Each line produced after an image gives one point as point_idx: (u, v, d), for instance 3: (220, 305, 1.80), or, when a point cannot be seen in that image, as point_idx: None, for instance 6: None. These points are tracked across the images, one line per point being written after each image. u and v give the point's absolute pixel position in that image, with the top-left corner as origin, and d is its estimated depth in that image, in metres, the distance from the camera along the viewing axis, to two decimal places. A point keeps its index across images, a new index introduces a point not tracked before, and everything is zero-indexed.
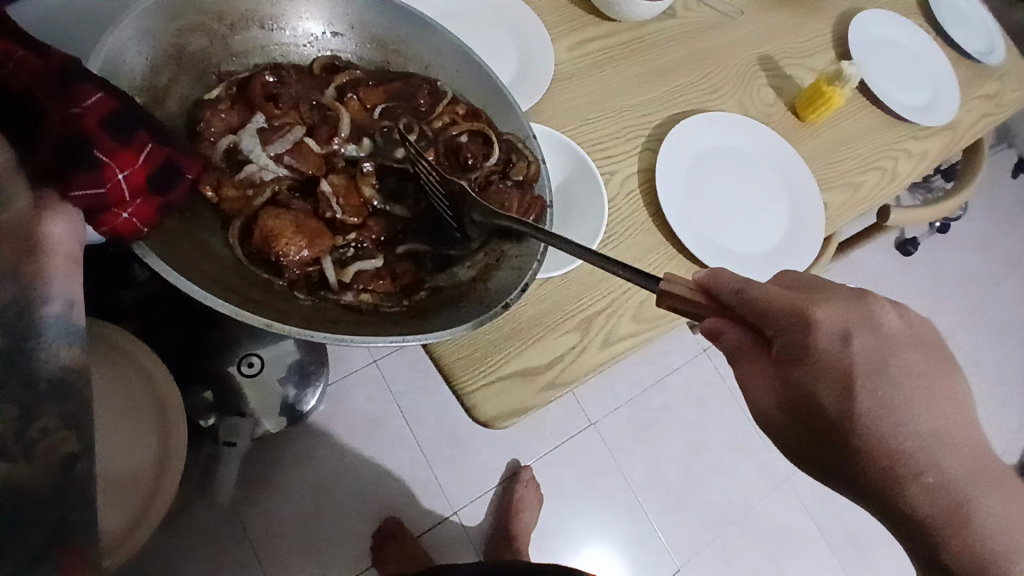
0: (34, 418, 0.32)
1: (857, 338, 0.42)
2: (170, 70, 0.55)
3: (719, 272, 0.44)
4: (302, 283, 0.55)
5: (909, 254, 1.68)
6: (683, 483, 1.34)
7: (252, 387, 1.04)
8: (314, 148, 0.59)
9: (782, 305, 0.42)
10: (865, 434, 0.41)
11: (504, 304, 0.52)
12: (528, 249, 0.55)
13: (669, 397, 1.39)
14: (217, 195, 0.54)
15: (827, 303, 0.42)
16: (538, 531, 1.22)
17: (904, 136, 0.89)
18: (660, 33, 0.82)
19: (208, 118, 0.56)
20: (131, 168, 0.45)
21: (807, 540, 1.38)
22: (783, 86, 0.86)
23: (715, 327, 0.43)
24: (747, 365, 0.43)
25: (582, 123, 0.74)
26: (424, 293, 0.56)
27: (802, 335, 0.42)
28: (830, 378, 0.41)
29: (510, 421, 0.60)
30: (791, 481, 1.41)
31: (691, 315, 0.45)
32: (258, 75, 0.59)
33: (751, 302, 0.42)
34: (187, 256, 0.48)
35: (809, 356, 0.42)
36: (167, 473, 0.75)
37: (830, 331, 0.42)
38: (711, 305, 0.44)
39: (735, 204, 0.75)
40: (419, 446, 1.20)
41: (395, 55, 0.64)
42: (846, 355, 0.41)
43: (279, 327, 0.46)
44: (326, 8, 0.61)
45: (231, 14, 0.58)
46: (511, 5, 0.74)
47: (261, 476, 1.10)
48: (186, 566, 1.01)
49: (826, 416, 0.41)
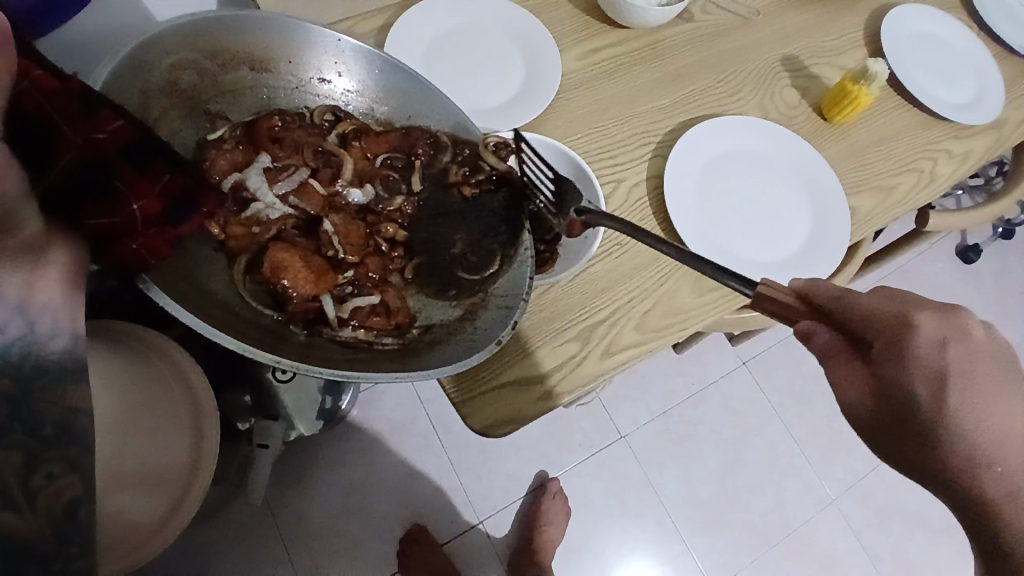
0: (39, 464, 0.32)
1: (956, 347, 0.39)
2: (163, 103, 0.56)
3: (816, 282, 0.44)
4: (294, 323, 0.55)
5: (970, 262, 1.56)
6: (719, 502, 1.28)
7: (288, 393, 1.06)
8: (317, 188, 0.61)
9: (883, 308, 0.41)
10: (948, 440, 0.39)
11: (497, 342, 0.54)
12: (513, 291, 0.57)
13: (705, 411, 1.34)
14: (223, 233, 0.56)
15: (927, 309, 0.40)
16: (565, 544, 1.20)
17: (943, 135, 0.83)
18: (675, 37, 0.81)
19: (213, 158, 0.59)
20: (145, 199, 0.48)
21: (855, 568, 1.30)
22: (807, 87, 0.82)
23: (807, 329, 0.42)
24: (836, 366, 0.42)
25: (589, 131, 0.73)
26: (418, 330, 0.58)
27: (902, 335, 0.40)
28: (924, 378, 0.39)
29: (504, 430, 0.59)
30: (838, 503, 1.33)
31: (784, 319, 0.44)
32: (263, 119, 0.61)
33: (849, 306, 0.41)
34: (191, 299, 0.50)
35: (909, 355, 0.39)
36: (197, 478, 0.74)
37: (929, 339, 0.39)
38: (807, 312, 0.43)
39: (752, 209, 0.72)
40: (446, 453, 1.21)
41: (382, 103, 0.65)
42: (943, 359, 0.39)
43: (287, 364, 0.49)
44: (319, 59, 0.63)
45: (224, 54, 0.59)
46: (519, 16, 0.75)
47: (296, 474, 1.14)
48: (223, 558, 1.07)
49: (915, 414, 0.39)
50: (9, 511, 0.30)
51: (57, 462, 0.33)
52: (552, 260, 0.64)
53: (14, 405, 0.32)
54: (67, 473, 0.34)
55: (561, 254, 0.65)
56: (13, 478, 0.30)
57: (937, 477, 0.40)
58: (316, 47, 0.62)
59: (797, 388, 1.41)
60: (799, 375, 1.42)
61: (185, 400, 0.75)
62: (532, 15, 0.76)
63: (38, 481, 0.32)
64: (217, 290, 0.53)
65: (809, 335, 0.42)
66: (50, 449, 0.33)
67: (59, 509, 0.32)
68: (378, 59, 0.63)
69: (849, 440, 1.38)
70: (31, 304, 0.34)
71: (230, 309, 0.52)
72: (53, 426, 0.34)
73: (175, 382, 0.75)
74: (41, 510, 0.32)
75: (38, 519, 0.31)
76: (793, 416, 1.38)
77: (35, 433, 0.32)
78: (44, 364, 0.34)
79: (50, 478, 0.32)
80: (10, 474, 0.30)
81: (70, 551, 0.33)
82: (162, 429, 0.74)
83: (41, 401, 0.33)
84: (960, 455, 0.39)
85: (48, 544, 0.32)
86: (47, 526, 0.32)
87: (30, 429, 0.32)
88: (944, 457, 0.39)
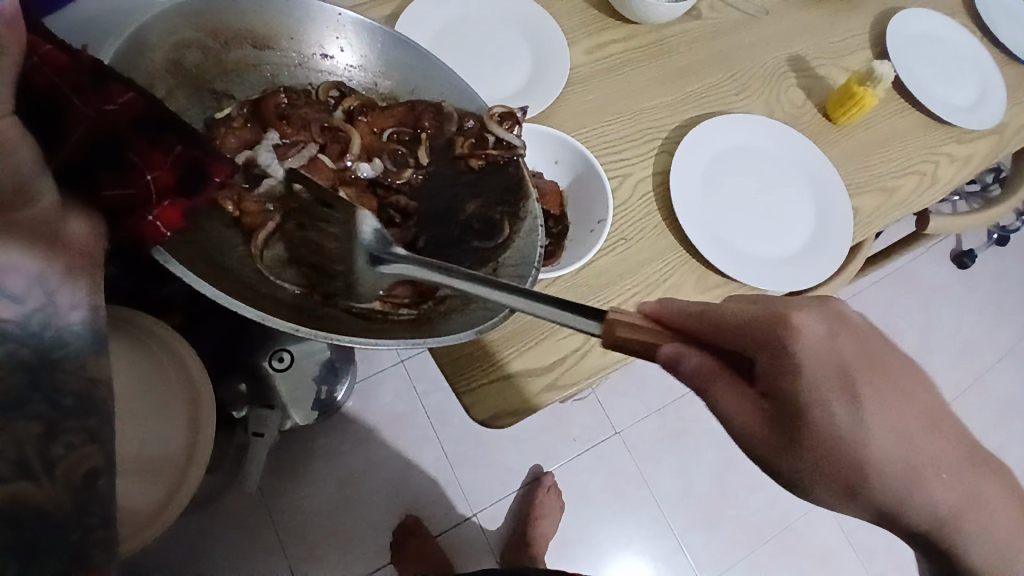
0: (57, 435, 0.34)
1: (843, 340, 0.38)
2: (168, 82, 0.56)
3: (666, 302, 0.40)
4: (314, 294, 0.54)
5: (965, 266, 1.58)
6: (713, 498, 1.29)
7: (284, 381, 1.06)
8: (327, 164, 0.61)
9: (757, 312, 0.38)
10: (857, 448, 0.37)
11: (512, 309, 0.54)
12: (524, 252, 0.57)
13: (701, 409, 1.35)
14: (237, 209, 0.56)
15: (803, 309, 0.38)
16: (559, 538, 1.20)
17: (946, 138, 0.84)
18: (683, 35, 0.81)
19: (223, 136, 0.58)
20: (159, 170, 0.49)
21: (846, 565, 1.31)
22: (813, 88, 0.83)
23: (675, 354, 0.37)
24: (723, 392, 0.38)
25: (597, 126, 0.73)
26: (434, 300, 0.57)
27: (786, 344, 0.37)
28: (821, 383, 0.37)
29: (509, 420, 0.59)
30: (830, 501, 1.34)
31: (643, 349, 0.38)
32: (270, 97, 0.61)
33: (720, 319, 0.38)
34: (209, 274, 0.49)
35: (797, 364, 0.37)
36: (195, 463, 0.74)
37: (810, 339, 0.37)
38: (674, 334, 0.39)
39: (756, 205, 0.73)
40: (442, 445, 1.21)
41: (385, 78, 0.65)
42: (830, 357, 0.37)
43: (306, 332, 0.48)
44: (319, 34, 0.62)
45: (227, 32, 0.58)
46: (528, 8, 0.75)
47: (291, 464, 1.14)
48: (218, 548, 1.06)
49: (816, 428, 0.37)
50: (28, 480, 0.32)
51: (77, 432, 0.35)
52: (561, 246, 0.66)
53: (32, 373, 0.34)
54: (86, 443, 0.35)
55: (568, 242, 0.67)
56: (32, 447, 0.33)
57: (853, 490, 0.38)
58: (316, 23, 0.62)
59: None
60: None
61: (183, 390, 0.75)
62: (541, 7, 0.75)
63: (58, 452, 0.34)
64: (235, 264, 0.53)
65: (675, 364, 0.37)
66: (69, 421, 0.35)
67: (79, 479, 0.34)
68: (379, 32, 0.63)
69: None
70: (49, 277, 0.35)
71: (250, 286, 0.52)
72: (73, 397, 0.35)
73: (175, 371, 0.74)
74: (60, 480, 0.33)
75: (57, 489, 0.33)
76: None
77: (55, 404, 0.34)
78: (63, 336, 0.35)
79: (69, 449, 0.34)
80: (28, 441, 0.33)
81: (91, 523, 0.34)
82: (162, 417, 0.74)
83: (61, 372, 0.35)
84: (871, 458, 0.38)
85: (67, 514, 0.33)
86: (67, 495, 0.34)
87: (49, 398, 0.34)
88: (859, 462, 0.38)
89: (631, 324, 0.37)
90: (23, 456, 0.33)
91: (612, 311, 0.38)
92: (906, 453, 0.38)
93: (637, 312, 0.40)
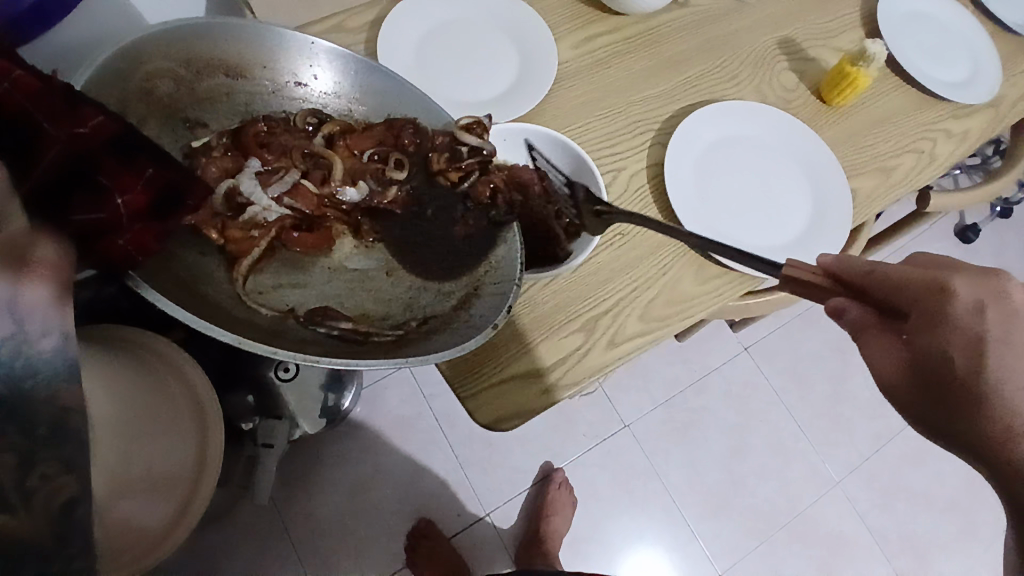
0: (33, 466, 0.33)
1: (994, 310, 0.40)
2: (140, 111, 0.55)
3: (846, 256, 0.44)
4: (292, 318, 0.56)
5: (969, 241, 1.57)
6: (725, 487, 1.29)
7: (291, 392, 1.08)
8: (310, 188, 0.61)
9: (918, 277, 0.41)
10: (990, 404, 0.40)
11: (493, 326, 0.54)
12: (505, 279, 0.57)
13: (708, 398, 1.35)
14: (222, 236, 0.56)
15: (960, 275, 0.41)
16: (572, 534, 1.20)
17: (943, 115, 0.83)
18: (671, 23, 0.80)
19: (205, 165, 0.58)
20: (131, 194, 0.47)
21: (861, 548, 1.31)
22: (805, 70, 0.82)
23: (839, 305, 0.42)
24: (873, 340, 0.42)
25: (588, 121, 0.72)
26: (416, 322, 0.57)
27: (940, 303, 0.40)
28: (959, 343, 0.40)
29: (513, 423, 0.59)
30: (844, 483, 1.34)
31: (814, 297, 0.44)
32: (249, 125, 0.61)
33: (883, 279, 0.42)
34: (183, 297, 0.50)
35: (945, 324, 0.40)
36: (206, 475, 0.74)
37: (966, 302, 0.40)
38: (835, 285, 0.44)
39: (751, 192, 0.72)
40: (452, 447, 1.21)
41: (359, 103, 0.65)
42: (982, 324, 0.40)
43: (282, 355, 0.48)
44: (293, 62, 0.62)
45: (198, 61, 0.58)
46: (511, 6, 0.74)
47: (302, 475, 1.14)
48: (234, 559, 1.07)
49: (951, 378, 0.40)
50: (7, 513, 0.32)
51: (52, 462, 0.35)
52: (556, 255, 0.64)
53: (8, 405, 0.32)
54: (61, 474, 0.35)
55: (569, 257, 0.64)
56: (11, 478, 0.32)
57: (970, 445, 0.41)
58: (289, 51, 0.61)
59: (798, 371, 1.41)
60: (801, 359, 1.42)
61: (189, 406, 0.75)
62: (524, 5, 0.75)
63: (34, 482, 0.33)
64: (216, 290, 0.54)
65: (839, 314, 0.43)
66: (45, 451, 0.34)
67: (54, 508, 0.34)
68: (352, 61, 0.63)
69: (851, 422, 1.39)
70: (19, 303, 0.31)
71: (225, 311, 0.53)
72: (47, 427, 0.34)
73: (174, 382, 0.75)
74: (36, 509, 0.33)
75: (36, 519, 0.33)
76: (795, 400, 1.38)
77: (29, 433, 0.33)
78: (36, 364, 0.33)
79: (46, 478, 0.34)
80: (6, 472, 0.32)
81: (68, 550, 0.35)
82: (166, 431, 0.72)
83: (36, 402, 0.34)
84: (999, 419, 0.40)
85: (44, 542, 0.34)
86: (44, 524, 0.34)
87: (23, 428, 0.33)
88: (986, 418, 0.40)
89: (806, 275, 0.44)
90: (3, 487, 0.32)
91: (788, 262, 0.44)
92: None
93: (814, 264, 0.45)
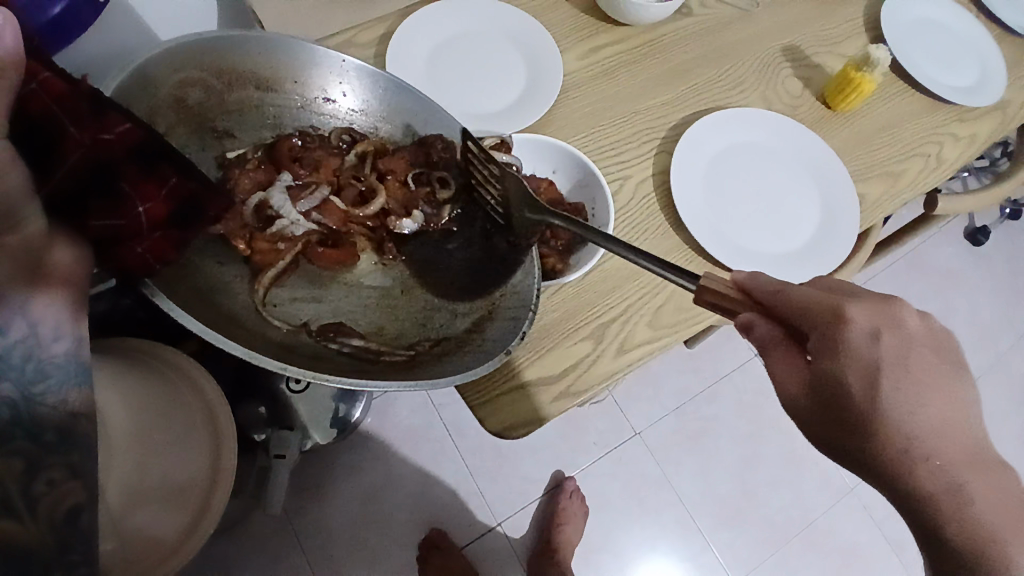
0: (40, 472, 0.36)
1: (890, 337, 0.41)
2: (169, 119, 0.57)
3: (757, 274, 0.45)
4: (305, 333, 0.57)
5: (981, 244, 1.55)
6: (738, 495, 1.28)
7: (303, 403, 1.09)
8: (340, 205, 0.63)
9: (818, 302, 0.42)
10: (883, 427, 0.40)
11: (506, 351, 0.54)
12: (521, 304, 0.57)
13: (719, 406, 1.34)
14: (249, 248, 0.58)
15: (859, 301, 0.42)
16: (583, 544, 1.20)
17: (949, 119, 0.83)
18: (675, 33, 0.81)
19: (237, 178, 0.60)
20: (151, 202, 0.49)
21: (877, 557, 1.29)
22: (810, 76, 0.82)
23: (748, 320, 0.44)
24: (776, 359, 0.43)
25: (594, 130, 0.73)
26: (430, 343, 0.58)
27: (835, 328, 0.41)
28: (857, 368, 0.41)
29: (522, 431, 0.59)
30: (858, 491, 1.32)
31: (724, 311, 0.45)
32: (283, 139, 0.62)
33: (786, 301, 0.43)
34: (194, 304, 0.51)
35: (842, 349, 0.41)
36: (216, 491, 0.74)
37: (862, 329, 0.41)
38: (748, 303, 0.45)
39: (762, 199, 0.73)
40: (462, 457, 1.21)
41: (386, 122, 0.65)
42: (875, 350, 0.41)
43: (291, 371, 0.49)
44: (323, 78, 0.63)
45: (230, 73, 0.60)
46: (518, 19, 0.75)
47: (313, 485, 1.15)
48: (245, 570, 1.07)
49: (847, 403, 0.41)
50: (12, 519, 0.34)
51: (58, 468, 0.37)
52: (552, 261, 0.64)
53: (14, 408, 0.37)
54: (67, 480, 0.37)
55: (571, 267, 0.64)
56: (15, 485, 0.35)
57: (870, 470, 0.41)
58: (320, 67, 0.63)
59: None
60: None
61: (203, 420, 0.75)
62: (531, 17, 0.76)
63: (40, 488, 0.35)
64: (234, 302, 0.55)
65: (747, 329, 0.44)
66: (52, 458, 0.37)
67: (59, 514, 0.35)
68: (381, 79, 0.64)
69: None
70: (31, 309, 0.38)
71: (239, 322, 0.54)
72: (55, 434, 0.38)
73: (190, 395, 0.75)
74: (40, 516, 0.35)
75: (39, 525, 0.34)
76: None
77: (37, 439, 0.37)
78: (46, 367, 0.39)
79: (52, 485, 0.36)
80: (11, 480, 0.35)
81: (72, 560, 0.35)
82: (179, 444, 0.73)
83: (42, 407, 0.38)
84: (896, 439, 0.40)
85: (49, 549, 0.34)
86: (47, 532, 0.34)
87: (29, 434, 0.37)
88: (883, 441, 0.40)
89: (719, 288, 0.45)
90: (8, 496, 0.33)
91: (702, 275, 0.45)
92: (928, 443, 0.40)
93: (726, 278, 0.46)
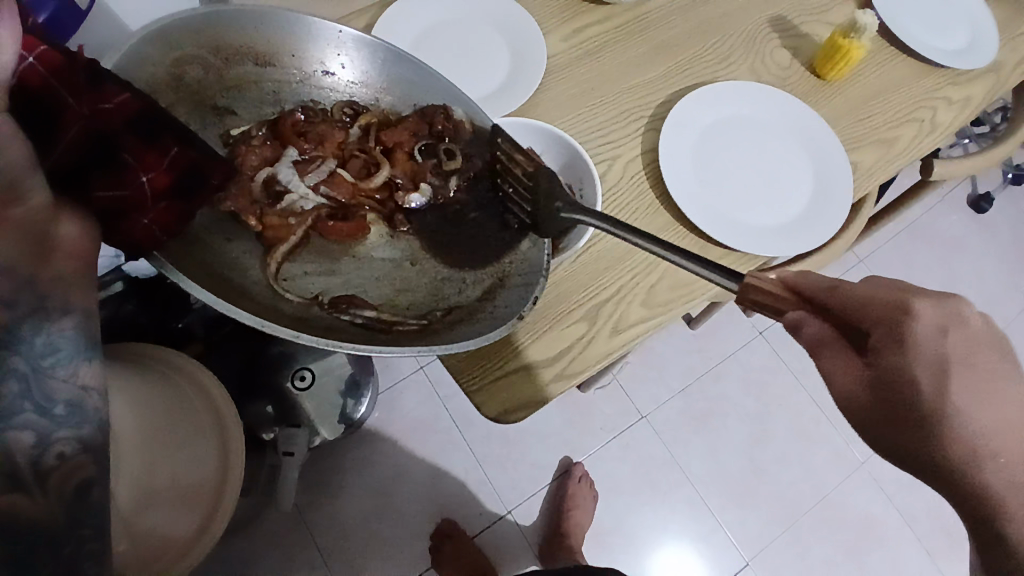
0: (51, 445, 0.35)
1: (956, 335, 0.39)
2: (169, 97, 0.58)
3: (803, 271, 0.43)
4: (316, 306, 0.57)
5: (984, 212, 1.54)
6: (748, 474, 1.28)
7: (310, 400, 1.09)
8: (347, 177, 0.64)
9: (882, 296, 0.40)
10: (956, 433, 0.38)
11: (519, 316, 0.54)
12: (532, 268, 0.57)
13: (726, 385, 1.34)
14: (260, 224, 0.58)
15: (924, 294, 0.40)
16: (594, 529, 1.20)
17: (942, 83, 0.82)
18: (658, 10, 0.80)
19: (245, 153, 0.60)
20: (154, 171, 0.50)
21: (891, 530, 1.28)
22: (798, 46, 0.81)
23: (796, 319, 0.41)
24: (829, 359, 0.40)
25: (581, 111, 0.73)
26: (442, 312, 0.58)
27: (901, 324, 0.39)
28: (925, 367, 0.38)
29: (518, 416, 0.59)
30: (868, 465, 1.32)
31: (771, 310, 0.42)
32: (287, 115, 0.63)
33: (843, 296, 0.40)
34: (202, 277, 0.52)
35: (909, 345, 0.39)
36: (228, 488, 0.75)
37: (929, 324, 0.39)
38: (796, 300, 0.42)
39: (752, 169, 0.72)
40: (470, 448, 1.22)
41: (386, 93, 0.66)
42: (942, 346, 0.39)
43: (305, 340, 0.49)
44: (321, 51, 0.64)
45: (227, 49, 0.60)
46: (501, 5, 0.75)
47: (323, 480, 1.16)
48: (259, 567, 1.09)
49: (918, 405, 0.38)
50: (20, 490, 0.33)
51: (69, 442, 0.36)
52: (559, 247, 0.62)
53: (24, 380, 0.34)
54: (79, 454, 0.37)
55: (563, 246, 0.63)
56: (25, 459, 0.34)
57: (938, 478, 0.40)
58: (317, 40, 0.63)
59: None
60: None
61: (209, 419, 0.76)
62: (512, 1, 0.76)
63: (51, 462, 0.35)
64: (246, 279, 0.56)
65: (796, 328, 0.41)
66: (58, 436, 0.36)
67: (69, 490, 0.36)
68: (380, 49, 0.64)
69: None
70: (39, 280, 0.36)
71: (250, 297, 0.54)
72: (65, 405, 0.36)
73: (198, 397, 0.76)
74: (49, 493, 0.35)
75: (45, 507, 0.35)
76: (814, 382, 1.37)
77: (49, 413, 0.35)
78: (57, 341, 0.36)
79: (62, 458, 0.36)
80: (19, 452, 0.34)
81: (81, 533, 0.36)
82: (189, 446, 0.74)
83: (54, 378, 0.36)
84: (972, 444, 0.39)
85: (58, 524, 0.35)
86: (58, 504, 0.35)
87: (40, 406, 0.35)
88: (955, 447, 0.38)
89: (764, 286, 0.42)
90: (15, 468, 0.33)
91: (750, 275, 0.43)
92: (1007, 450, 0.39)
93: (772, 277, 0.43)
